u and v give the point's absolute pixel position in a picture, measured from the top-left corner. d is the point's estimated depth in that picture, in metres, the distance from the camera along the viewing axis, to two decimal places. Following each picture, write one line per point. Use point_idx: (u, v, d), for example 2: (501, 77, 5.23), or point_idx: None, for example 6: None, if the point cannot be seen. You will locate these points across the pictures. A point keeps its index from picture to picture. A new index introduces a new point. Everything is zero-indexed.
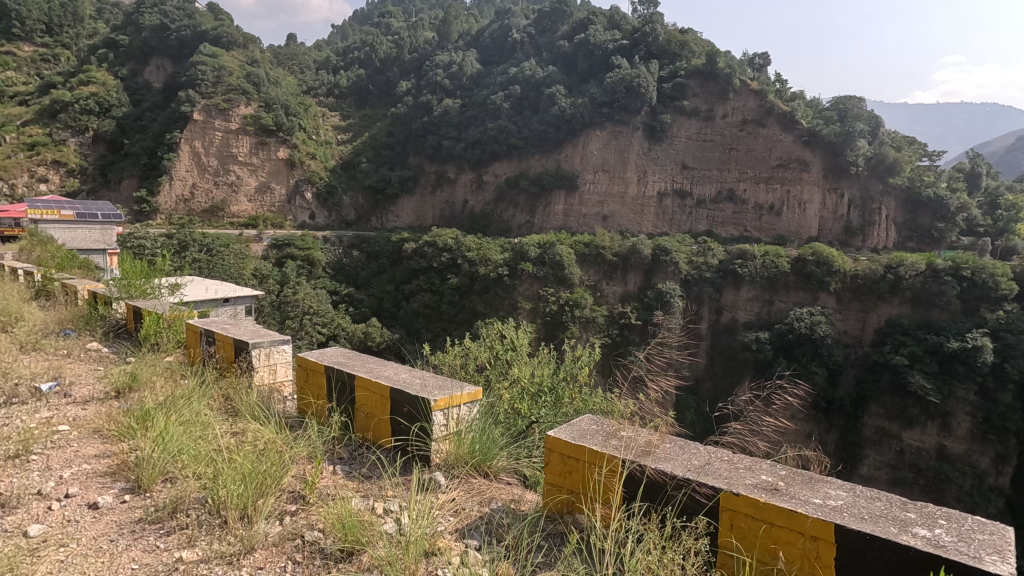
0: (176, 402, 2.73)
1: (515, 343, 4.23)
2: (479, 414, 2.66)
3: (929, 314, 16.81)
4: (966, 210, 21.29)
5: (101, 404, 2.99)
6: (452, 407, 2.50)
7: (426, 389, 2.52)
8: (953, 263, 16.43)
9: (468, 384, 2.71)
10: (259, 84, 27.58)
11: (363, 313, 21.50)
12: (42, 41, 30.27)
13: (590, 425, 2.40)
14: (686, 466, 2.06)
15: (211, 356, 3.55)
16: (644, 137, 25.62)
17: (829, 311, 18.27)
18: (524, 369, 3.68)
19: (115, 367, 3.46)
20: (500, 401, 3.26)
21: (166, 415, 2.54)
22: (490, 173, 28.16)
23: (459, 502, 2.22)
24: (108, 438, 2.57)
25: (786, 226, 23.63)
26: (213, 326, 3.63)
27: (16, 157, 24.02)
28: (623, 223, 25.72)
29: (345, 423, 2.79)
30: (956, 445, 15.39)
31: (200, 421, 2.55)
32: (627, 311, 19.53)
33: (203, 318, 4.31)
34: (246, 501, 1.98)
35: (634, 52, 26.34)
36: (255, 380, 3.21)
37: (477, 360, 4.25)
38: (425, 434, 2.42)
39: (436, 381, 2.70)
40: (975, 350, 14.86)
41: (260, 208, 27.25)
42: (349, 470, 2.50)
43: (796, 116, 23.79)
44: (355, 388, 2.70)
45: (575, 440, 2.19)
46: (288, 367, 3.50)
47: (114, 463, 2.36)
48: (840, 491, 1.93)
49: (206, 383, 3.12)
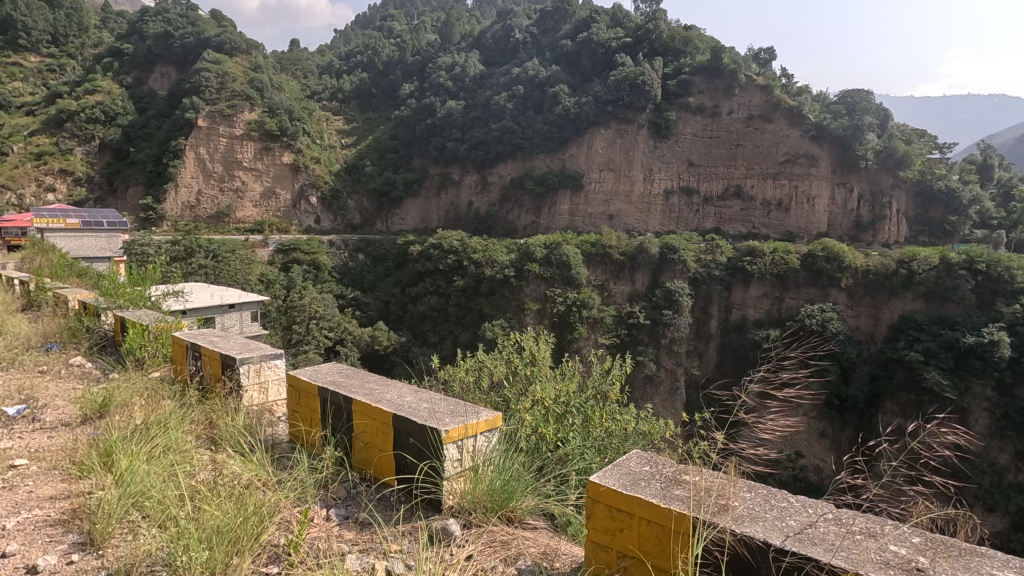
0: (146, 432, 2.45)
1: (537, 356, 3.96)
2: (498, 444, 2.34)
3: (943, 309, 16.34)
4: (979, 203, 20.85)
5: (70, 432, 2.72)
6: (469, 438, 2.20)
7: (436, 417, 2.21)
8: (967, 257, 15.99)
9: (484, 408, 2.42)
10: (263, 89, 27.40)
11: (370, 317, 21.25)
12: (48, 52, 30.39)
13: (641, 465, 2.09)
14: (782, 530, 1.76)
15: (199, 374, 3.27)
16: (649, 134, 25.24)
17: (840, 307, 17.88)
18: (546, 387, 3.41)
19: (92, 387, 3.18)
20: (521, 425, 2.93)
21: (133, 452, 2.24)
22: (494, 174, 27.89)
23: (478, 562, 1.89)
24: (66, 475, 2.29)
25: (795, 222, 23.18)
26: (199, 339, 3.34)
27: (25, 167, 24.14)
28: (630, 222, 25.43)
29: (342, 457, 2.47)
30: (973, 442, 14.92)
31: (173, 460, 2.24)
32: (635, 311, 19.16)
33: (193, 329, 4.04)
34: (213, 565, 1.67)
35: (637, 49, 25.98)
36: (243, 401, 2.92)
37: (493, 377, 3.97)
38: (435, 473, 2.11)
39: (446, 405, 2.38)
40: (992, 344, 14.49)
41: (266, 213, 27.14)
42: (345, 514, 2.18)
43: (803, 110, 23.35)
44: (354, 414, 2.40)
45: (629, 489, 1.88)
46: (281, 385, 3.22)
47: (70, 508, 2.09)
48: (1008, 573, 1.61)
49: (188, 406, 2.85)
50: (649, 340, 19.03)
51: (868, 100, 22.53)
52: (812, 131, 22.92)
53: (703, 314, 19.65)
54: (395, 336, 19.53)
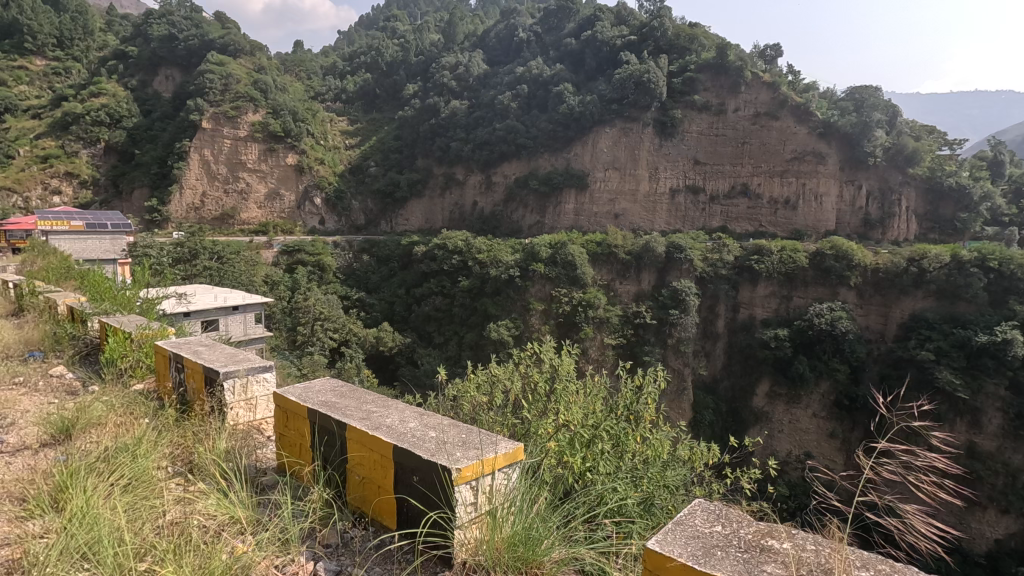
0: (113, 460, 2.18)
1: (560, 370, 3.59)
2: (519, 480, 2.06)
3: (955, 307, 15.93)
4: (990, 200, 20.47)
5: (31, 457, 2.46)
6: (488, 476, 1.93)
7: (445, 450, 1.94)
8: (979, 255, 15.57)
9: (504, 438, 2.14)
10: (267, 90, 27.20)
11: (375, 317, 21.02)
12: (54, 55, 30.35)
13: (710, 524, 1.83)
14: None
15: (182, 387, 3.03)
16: (655, 133, 24.89)
17: (849, 306, 17.50)
18: (570, 408, 3.09)
19: (64, 403, 2.93)
20: (545, 453, 2.62)
21: (93, 488, 1.97)
22: (499, 173, 27.59)
23: None
24: (12, 514, 2.00)
25: (803, 220, 22.79)
26: (183, 349, 3.10)
27: (31, 170, 24.09)
28: (635, 221, 25.11)
29: (337, 495, 2.21)
30: (986, 443, 14.56)
31: (136, 501, 1.96)
32: (642, 310, 18.79)
33: (180, 337, 3.83)
34: None
35: (642, 47, 25.65)
36: (227, 420, 2.68)
37: (511, 396, 3.61)
38: (446, 520, 1.82)
39: (459, 434, 2.11)
40: (1004, 343, 14.09)
41: (270, 215, 27.00)
42: (338, 567, 1.92)
43: (810, 107, 22.81)
44: (349, 443, 2.13)
45: (702, 564, 1.58)
46: (270, 402, 2.97)
47: (11, 558, 1.78)
48: None
49: (163, 430, 2.61)
50: (656, 341, 18.68)
51: (877, 96, 21.87)
52: (819, 128, 22.52)
53: (710, 314, 19.37)
54: (400, 338, 19.42)
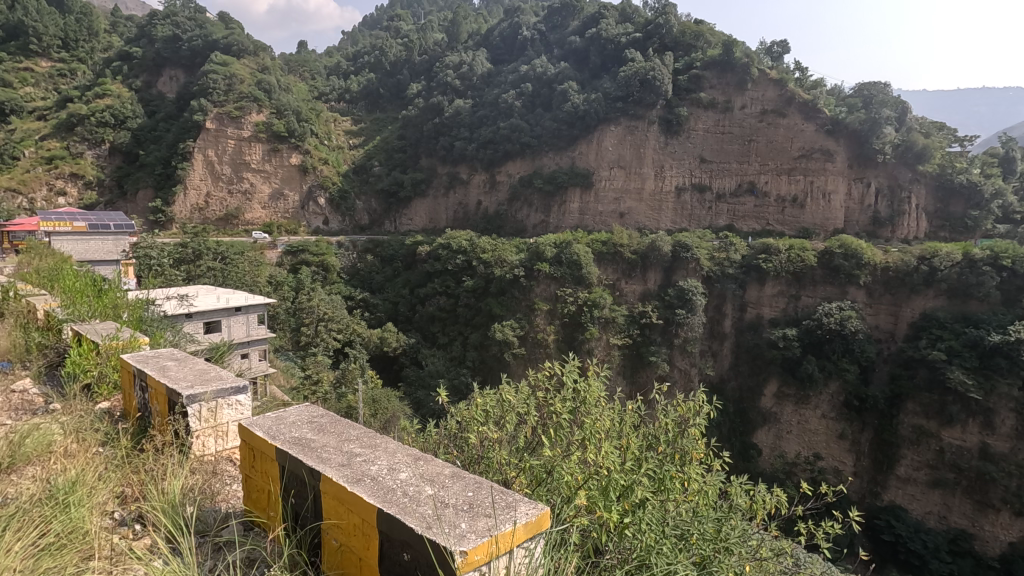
0: (43, 506, 1.88)
1: (586, 397, 3.21)
2: (542, 556, 1.71)
3: (966, 306, 15.46)
4: (1002, 197, 19.91)
5: None
6: (505, 555, 1.58)
7: (453, 523, 1.59)
8: (991, 252, 15.15)
9: (527, 499, 1.79)
10: (270, 91, 26.89)
11: (379, 317, 20.79)
12: (59, 56, 30.21)
13: None
14: None
15: (146, 409, 2.81)
16: (660, 131, 24.51)
17: (858, 305, 17.03)
18: (600, 445, 2.75)
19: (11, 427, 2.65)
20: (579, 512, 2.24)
21: (9, 542, 1.66)
22: (503, 173, 27.33)
23: None
24: None
25: (810, 218, 22.19)
26: (147, 366, 2.87)
27: (36, 171, 23.90)
28: (641, 220, 24.74)
29: (314, 560, 1.88)
30: (999, 444, 14.07)
31: (57, 563, 1.66)
32: (648, 310, 18.40)
33: (151, 347, 3.62)
34: None
35: (647, 45, 25.22)
36: (187, 452, 2.46)
37: (529, 428, 3.23)
38: None
39: (473, 499, 1.76)
40: (1018, 343, 13.61)
41: (274, 215, 26.77)
42: None
43: (818, 104, 22.38)
44: (329, 502, 1.81)
45: None
46: (237, 429, 2.77)
47: None
48: None
49: (109, 468, 2.33)
50: (661, 340, 18.33)
51: (886, 92, 21.53)
52: (827, 125, 22.03)
53: (717, 314, 19.01)
54: (405, 338, 19.20)
